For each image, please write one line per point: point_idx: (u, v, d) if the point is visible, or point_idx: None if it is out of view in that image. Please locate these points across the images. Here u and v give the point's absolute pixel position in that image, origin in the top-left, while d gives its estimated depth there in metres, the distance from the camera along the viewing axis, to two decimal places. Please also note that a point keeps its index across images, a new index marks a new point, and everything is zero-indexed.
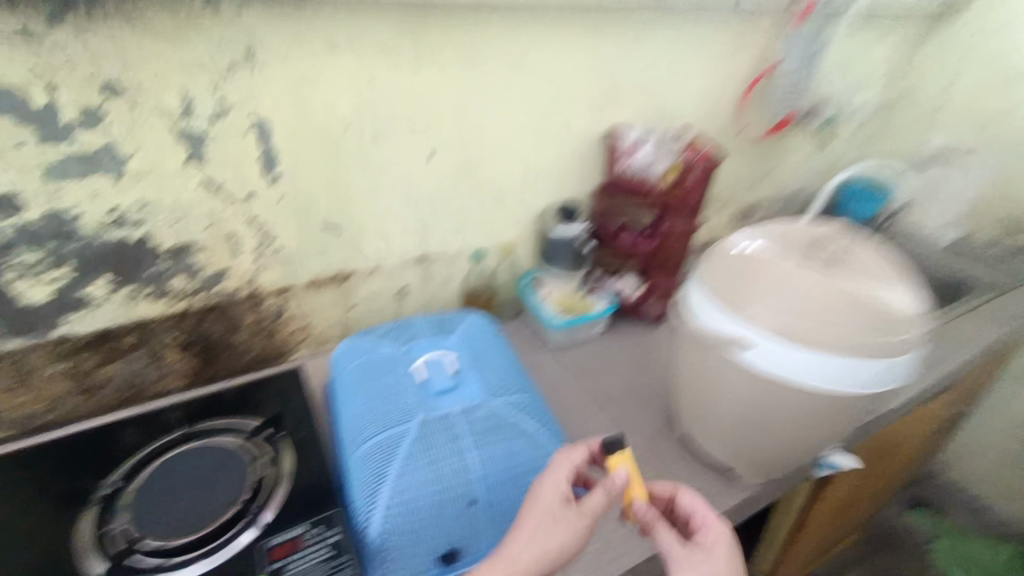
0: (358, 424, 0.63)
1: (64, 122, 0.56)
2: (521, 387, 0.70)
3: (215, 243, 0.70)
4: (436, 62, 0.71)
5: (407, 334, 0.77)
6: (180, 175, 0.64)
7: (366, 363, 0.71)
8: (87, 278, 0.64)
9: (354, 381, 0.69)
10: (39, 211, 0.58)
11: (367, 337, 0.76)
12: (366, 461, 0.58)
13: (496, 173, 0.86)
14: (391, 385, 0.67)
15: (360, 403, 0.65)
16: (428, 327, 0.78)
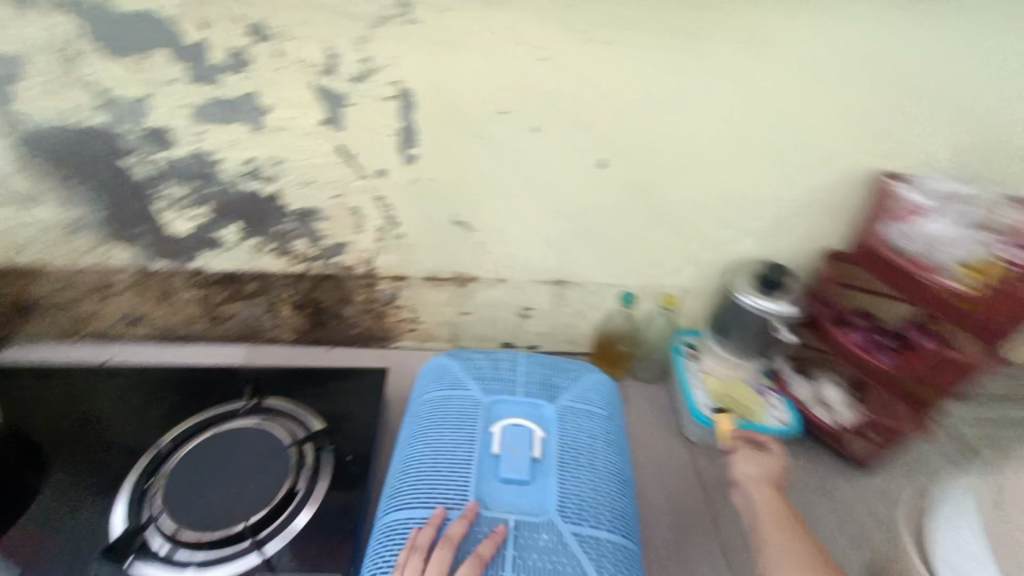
0: (403, 480, 0.54)
1: (213, 63, 0.52)
2: (609, 517, 0.51)
3: (338, 214, 0.64)
4: (637, 41, 0.51)
5: (504, 375, 0.63)
6: (314, 137, 0.57)
7: (443, 400, 0.60)
8: (221, 221, 0.63)
9: (423, 417, 0.59)
10: (186, 149, 0.57)
11: (457, 363, 0.65)
12: (390, 539, 0.49)
13: (685, 203, 0.63)
14: (455, 446, 0.55)
15: (416, 454, 0.55)
16: (528, 377, 0.63)
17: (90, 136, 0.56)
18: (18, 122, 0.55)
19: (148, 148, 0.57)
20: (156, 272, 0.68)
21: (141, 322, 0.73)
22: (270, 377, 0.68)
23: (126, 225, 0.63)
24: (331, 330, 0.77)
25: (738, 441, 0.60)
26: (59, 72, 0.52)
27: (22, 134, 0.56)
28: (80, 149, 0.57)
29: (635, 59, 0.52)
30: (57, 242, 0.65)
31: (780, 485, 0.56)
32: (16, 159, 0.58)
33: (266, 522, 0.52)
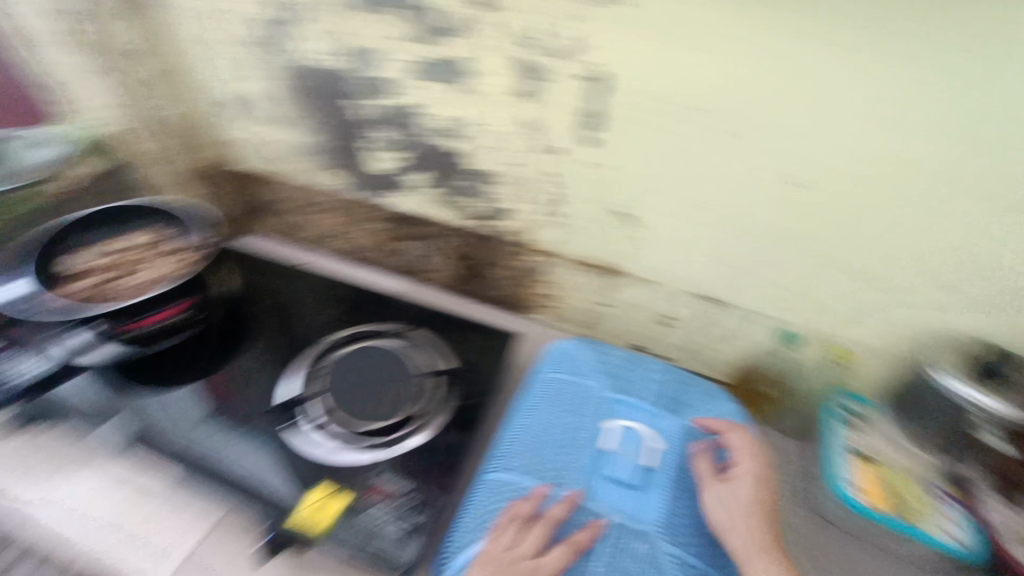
0: (510, 444, 0.56)
1: (437, 27, 0.57)
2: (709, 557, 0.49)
3: (511, 182, 0.67)
4: (880, 52, 0.43)
5: (630, 379, 0.62)
6: (506, 106, 0.60)
7: (562, 383, 0.61)
8: (412, 168, 0.71)
9: (539, 392, 0.61)
10: (399, 100, 0.65)
11: (583, 350, 0.65)
12: (491, 494, 0.52)
13: (893, 250, 0.53)
14: (566, 431, 0.56)
15: (527, 424, 0.57)
16: (654, 386, 0.61)
17: (333, 79, 0.66)
18: (287, 59, 0.67)
19: (371, 95, 0.66)
20: (353, 200, 0.80)
21: (333, 239, 0.87)
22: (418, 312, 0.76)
23: (342, 157, 0.75)
24: (477, 286, 0.82)
25: (705, 480, 0.51)
26: (322, 20, 0.62)
27: (288, 69, 0.68)
28: (323, 88, 0.68)
29: (872, 72, 0.44)
30: (292, 160, 0.79)
31: (772, 523, 0.49)
32: (279, 89, 0.71)
33: (386, 432, 0.60)
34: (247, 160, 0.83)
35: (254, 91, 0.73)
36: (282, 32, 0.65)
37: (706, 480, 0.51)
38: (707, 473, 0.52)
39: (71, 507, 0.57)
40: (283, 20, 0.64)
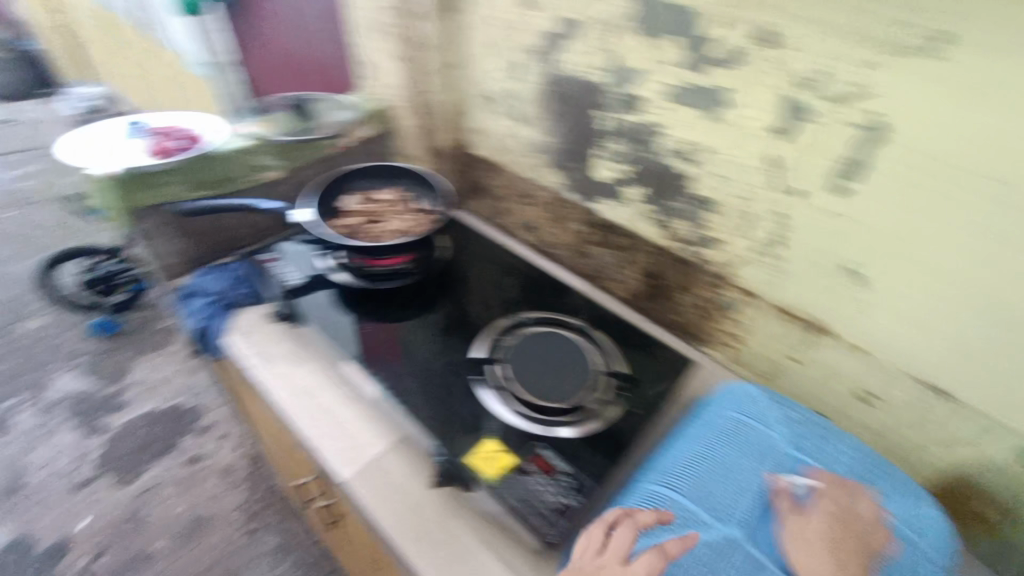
0: (677, 464, 0.55)
1: (710, 56, 0.60)
2: None
3: (732, 214, 0.67)
4: None
5: (815, 445, 0.57)
6: (755, 141, 0.61)
7: (738, 424, 0.59)
8: (634, 182, 0.75)
9: (712, 426, 0.59)
10: (644, 118, 0.69)
11: (765, 399, 0.62)
12: (656, 505, 0.51)
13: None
14: (739, 471, 0.54)
15: (695, 450, 0.56)
16: (845, 460, 0.56)
17: (588, 89, 0.72)
18: (552, 67, 0.75)
19: (618, 108, 0.71)
20: (565, 200, 0.88)
21: (532, 230, 0.97)
22: (600, 314, 0.81)
23: (569, 159, 0.82)
24: (658, 306, 0.84)
25: (785, 512, 0.50)
26: (597, 37, 0.68)
27: (549, 76, 0.77)
28: (576, 96, 0.75)
29: None
30: (523, 154, 0.89)
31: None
32: (534, 91, 0.80)
33: (556, 413, 0.63)
34: (482, 146, 0.95)
35: (512, 90, 0.83)
36: (556, 43, 0.73)
37: (797, 517, 0.49)
38: (784, 505, 0.50)
39: (301, 390, 0.72)
40: (561, 33, 0.71)
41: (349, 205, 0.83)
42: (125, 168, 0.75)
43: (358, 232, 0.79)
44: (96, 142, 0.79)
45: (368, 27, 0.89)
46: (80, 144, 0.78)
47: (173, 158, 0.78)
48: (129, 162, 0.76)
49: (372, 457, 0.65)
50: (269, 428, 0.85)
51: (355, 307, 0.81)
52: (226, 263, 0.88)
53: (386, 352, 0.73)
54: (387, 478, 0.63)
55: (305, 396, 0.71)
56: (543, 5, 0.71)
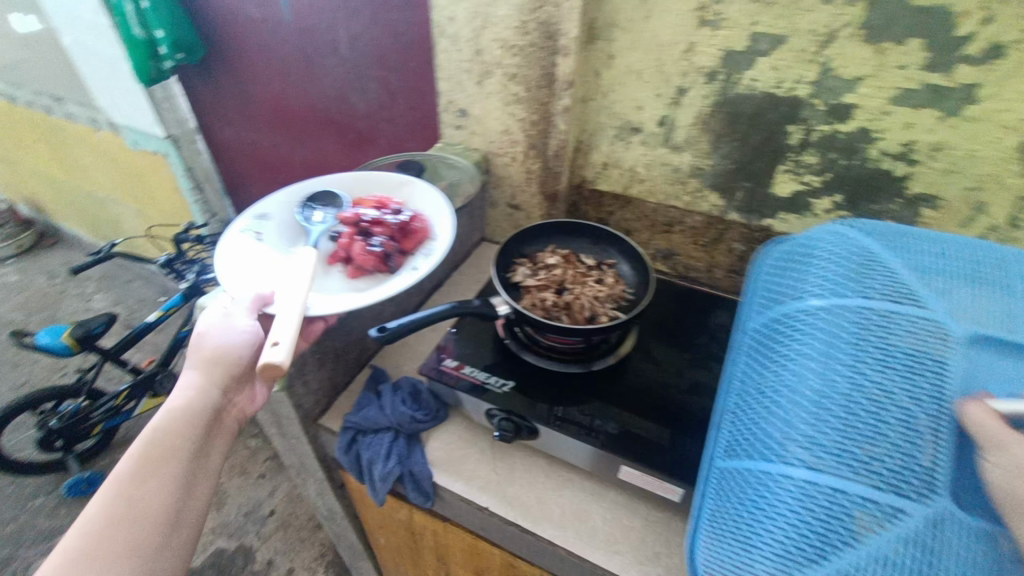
0: (768, 300, 0.51)
1: (959, 53, 0.57)
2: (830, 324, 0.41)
3: (959, 204, 0.65)
4: None
5: (804, 254, 0.50)
6: (1000, 132, 0.59)
7: (889, 276, 0.41)
8: (826, 191, 0.72)
9: (818, 328, 0.42)
10: (855, 125, 0.66)
11: (884, 244, 0.45)
12: (746, 362, 0.48)
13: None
14: (783, 274, 0.51)
15: (752, 342, 0.49)
16: (822, 242, 0.49)
17: (780, 104, 0.68)
18: (729, 87, 0.70)
19: (821, 120, 0.67)
20: (725, 220, 0.81)
21: (673, 259, 0.90)
22: None
23: (735, 179, 0.77)
24: None
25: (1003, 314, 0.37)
26: (803, 50, 0.63)
27: (722, 98, 0.71)
28: (761, 113, 0.70)
29: None
30: (668, 182, 0.82)
31: None
32: (697, 116, 0.74)
33: None
34: (609, 181, 0.87)
35: (663, 118, 0.76)
36: (740, 62, 0.67)
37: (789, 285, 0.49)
38: None
39: (578, 521, 0.58)
40: (750, 50, 0.66)
41: (524, 277, 0.70)
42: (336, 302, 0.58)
43: (558, 309, 0.67)
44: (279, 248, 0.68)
45: (486, 70, 0.80)
46: (244, 256, 0.65)
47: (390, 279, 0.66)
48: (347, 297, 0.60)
49: None
50: (478, 563, 0.70)
51: (570, 395, 0.65)
52: (390, 384, 0.68)
53: (641, 432, 0.61)
54: None
55: (585, 526, 0.58)
56: (726, 24, 0.65)
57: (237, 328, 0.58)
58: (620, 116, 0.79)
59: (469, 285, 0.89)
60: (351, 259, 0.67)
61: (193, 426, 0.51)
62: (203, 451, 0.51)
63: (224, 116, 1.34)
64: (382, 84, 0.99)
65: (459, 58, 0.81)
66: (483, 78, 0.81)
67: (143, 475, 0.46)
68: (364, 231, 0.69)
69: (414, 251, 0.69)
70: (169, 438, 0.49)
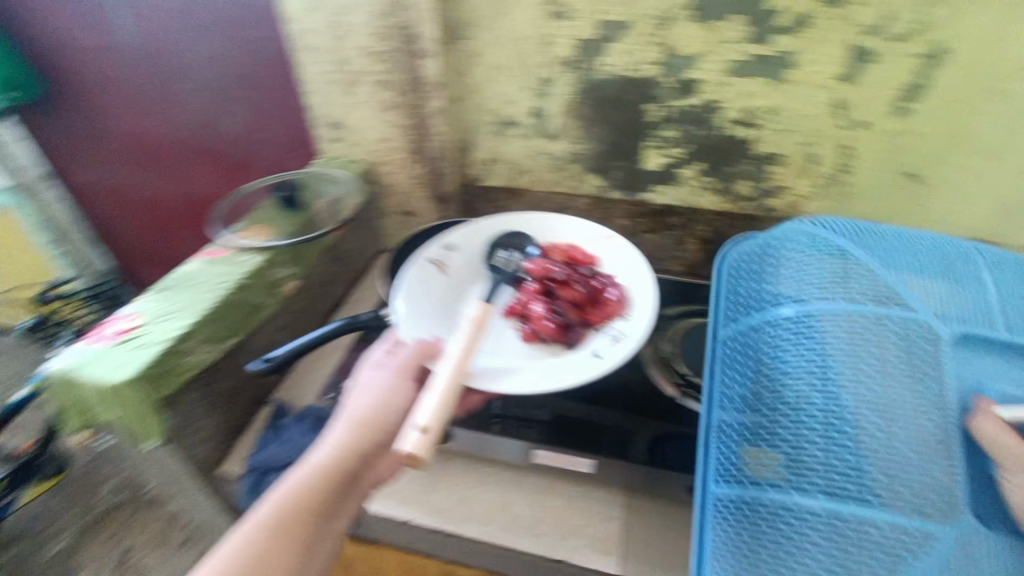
0: (738, 305, 0.51)
1: (773, 25, 0.64)
2: (832, 339, 0.44)
3: (797, 159, 0.73)
4: None
5: (773, 259, 0.52)
6: (818, 91, 0.67)
7: (865, 280, 0.48)
8: (689, 161, 0.78)
9: (823, 342, 0.44)
10: (702, 98, 0.71)
11: (856, 249, 0.51)
12: (727, 375, 0.48)
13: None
14: (754, 278, 0.52)
15: (729, 350, 0.49)
16: (796, 249, 0.52)
17: (635, 86, 0.72)
18: (589, 74, 0.73)
19: (672, 96, 0.72)
20: (607, 200, 0.86)
21: None
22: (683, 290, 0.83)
23: (609, 160, 0.81)
24: None
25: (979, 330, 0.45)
26: (646, 33, 0.68)
27: (584, 85, 0.74)
28: (621, 95, 0.74)
29: None
30: (551, 170, 0.85)
31: None
32: (565, 105, 0.77)
33: None
34: (496, 176, 0.88)
35: (535, 109, 0.79)
36: (593, 50, 0.71)
37: (767, 290, 0.50)
38: None
39: (500, 512, 0.59)
40: (600, 37, 0.70)
41: None
42: (530, 385, 0.55)
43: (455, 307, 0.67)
44: (451, 293, 0.67)
45: (353, 79, 0.78)
46: (428, 304, 0.64)
47: (576, 349, 0.61)
48: (538, 367, 0.58)
49: (624, 540, 0.57)
50: None
51: None
52: (293, 416, 0.65)
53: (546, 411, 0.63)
54: (667, 550, 0.55)
55: (508, 516, 0.59)
56: (575, 15, 0.69)
57: (390, 380, 0.51)
58: (494, 113, 0.80)
59: (370, 300, 0.87)
60: (525, 316, 0.65)
61: (332, 482, 0.45)
62: (335, 511, 0.45)
63: (75, 156, 1.20)
64: (247, 104, 0.93)
65: (323, 68, 0.78)
66: (351, 87, 0.79)
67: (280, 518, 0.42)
68: (548, 290, 0.66)
69: (607, 323, 0.63)
70: (318, 480, 0.45)
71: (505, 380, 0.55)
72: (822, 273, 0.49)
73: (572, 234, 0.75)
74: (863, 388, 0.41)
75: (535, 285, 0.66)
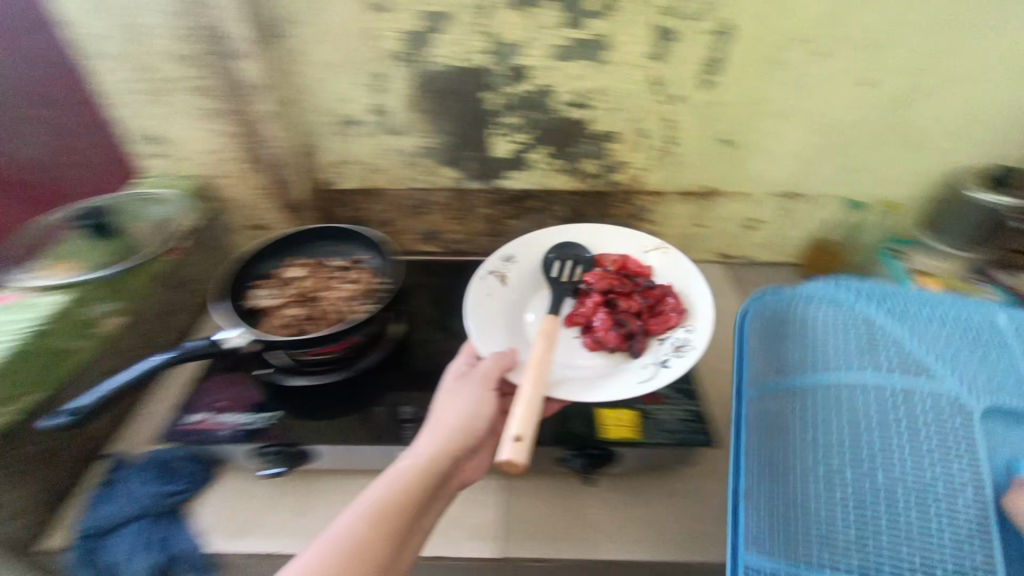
0: (767, 369, 0.52)
1: (584, 10, 0.67)
2: (867, 414, 0.44)
3: (629, 135, 0.78)
4: None
5: (794, 318, 0.53)
6: (635, 70, 0.72)
7: (897, 349, 0.47)
8: (535, 146, 0.80)
9: (854, 416, 0.44)
10: (535, 83, 0.73)
11: (881, 310, 0.50)
12: (760, 443, 0.48)
13: (946, 122, 0.74)
14: (776, 339, 0.53)
15: (758, 417, 0.49)
16: (819, 310, 0.52)
17: (470, 76, 0.73)
18: (421, 66, 0.72)
19: (507, 84, 0.73)
20: (466, 191, 0.86)
21: (437, 239, 0.92)
22: None
23: (460, 151, 0.81)
24: None
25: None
26: (469, 22, 0.68)
27: (419, 77, 0.73)
28: (458, 86, 0.74)
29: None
30: (404, 167, 0.83)
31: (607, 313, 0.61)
32: (404, 99, 0.75)
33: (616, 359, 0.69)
34: (348, 178, 0.84)
35: (374, 106, 0.76)
36: (421, 41, 0.70)
37: (790, 351, 0.51)
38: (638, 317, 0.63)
39: None
40: (425, 29, 0.69)
41: (263, 299, 0.66)
42: (605, 392, 0.59)
43: (307, 322, 0.64)
44: (511, 307, 0.70)
45: (163, 86, 0.70)
46: (491, 320, 0.67)
47: (637, 359, 0.63)
48: (609, 375, 0.62)
49: (504, 524, 0.58)
50: None
51: (337, 407, 0.64)
52: (133, 469, 0.59)
53: (411, 414, 0.63)
54: (543, 523, 0.58)
55: None
56: (395, 6, 0.67)
57: (478, 392, 0.56)
58: (332, 112, 0.77)
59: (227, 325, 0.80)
60: (587, 328, 0.67)
61: (427, 479, 0.48)
62: (427, 506, 0.49)
63: None
64: (37, 125, 0.80)
65: (125, 77, 0.70)
66: (163, 95, 0.71)
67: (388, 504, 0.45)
68: (608, 300, 0.69)
69: (667, 332, 0.65)
70: (417, 473, 0.48)
71: (585, 388, 0.59)
72: (848, 335, 0.49)
73: (622, 245, 0.77)
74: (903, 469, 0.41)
75: (593, 299, 0.69)
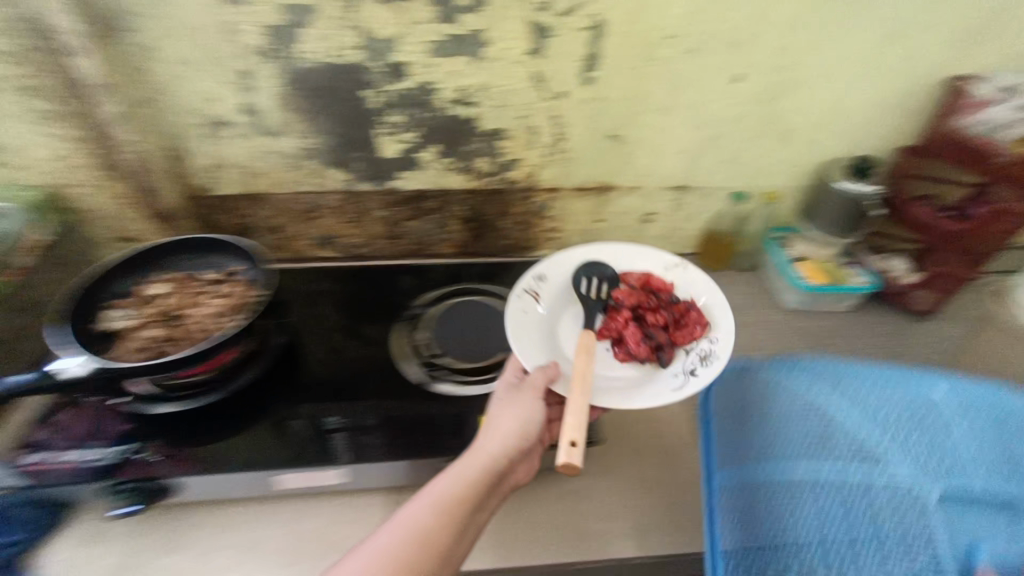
0: (744, 463, 0.55)
1: (456, 4, 0.65)
2: (819, 496, 0.52)
3: (519, 132, 0.78)
4: None
5: (756, 409, 0.59)
6: (516, 67, 0.71)
7: (849, 440, 0.55)
8: (424, 145, 0.77)
9: (818, 500, 0.51)
10: (415, 80, 0.71)
11: (835, 392, 0.58)
12: (739, 535, 0.51)
13: (812, 116, 0.79)
14: (742, 430, 0.58)
15: (739, 513, 0.52)
16: (783, 400, 0.59)
17: (344, 72, 0.69)
18: (290, 62, 0.68)
19: (385, 81, 0.71)
20: (357, 194, 0.82)
21: (332, 244, 0.88)
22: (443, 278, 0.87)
23: (344, 151, 0.77)
24: (486, 241, 0.91)
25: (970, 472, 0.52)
26: (335, 16, 0.65)
27: (289, 75, 0.69)
28: (332, 83, 0.70)
29: None
30: (286, 169, 0.78)
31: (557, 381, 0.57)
32: (276, 97, 0.71)
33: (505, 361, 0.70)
34: (225, 183, 0.78)
35: (244, 106, 0.71)
36: (286, 36, 0.66)
37: (754, 443, 0.56)
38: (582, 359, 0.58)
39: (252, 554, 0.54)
40: (288, 22, 0.65)
41: (118, 321, 0.60)
42: (650, 405, 0.58)
43: (166, 344, 0.59)
44: (546, 324, 0.67)
45: None
46: (525, 334, 0.64)
47: (668, 368, 0.62)
48: (649, 389, 0.60)
49: None
50: None
51: (205, 433, 0.60)
52: None
53: (287, 435, 0.60)
54: None
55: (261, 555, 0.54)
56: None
57: (531, 403, 0.55)
58: (197, 113, 0.71)
59: None
60: (621, 342, 0.65)
61: (487, 477, 0.49)
62: (485, 504, 0.49)
63: None
64: None
65: None
66: None
67: (452, 496, 0.47)
68: (638, 315, 0.68)
69: (692, 344, 0.64)
70: (479, 467, 0.49)
71: (631, 398, 0.59)
72: (807, 422, 0.56)
73: (643, 262, 0.75)
74: (859, 550, 0.48)
75: (623, 313, 0.67)
